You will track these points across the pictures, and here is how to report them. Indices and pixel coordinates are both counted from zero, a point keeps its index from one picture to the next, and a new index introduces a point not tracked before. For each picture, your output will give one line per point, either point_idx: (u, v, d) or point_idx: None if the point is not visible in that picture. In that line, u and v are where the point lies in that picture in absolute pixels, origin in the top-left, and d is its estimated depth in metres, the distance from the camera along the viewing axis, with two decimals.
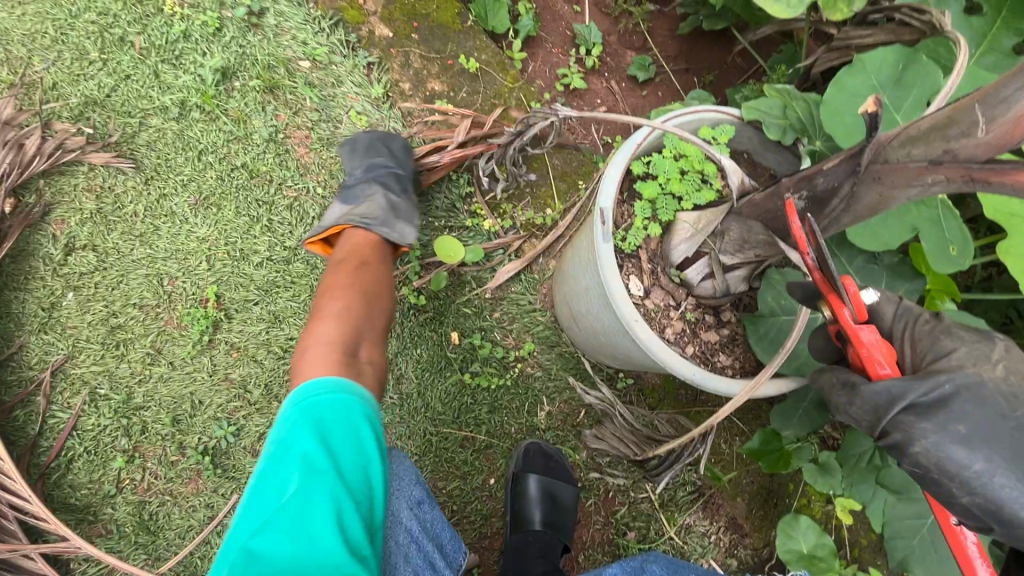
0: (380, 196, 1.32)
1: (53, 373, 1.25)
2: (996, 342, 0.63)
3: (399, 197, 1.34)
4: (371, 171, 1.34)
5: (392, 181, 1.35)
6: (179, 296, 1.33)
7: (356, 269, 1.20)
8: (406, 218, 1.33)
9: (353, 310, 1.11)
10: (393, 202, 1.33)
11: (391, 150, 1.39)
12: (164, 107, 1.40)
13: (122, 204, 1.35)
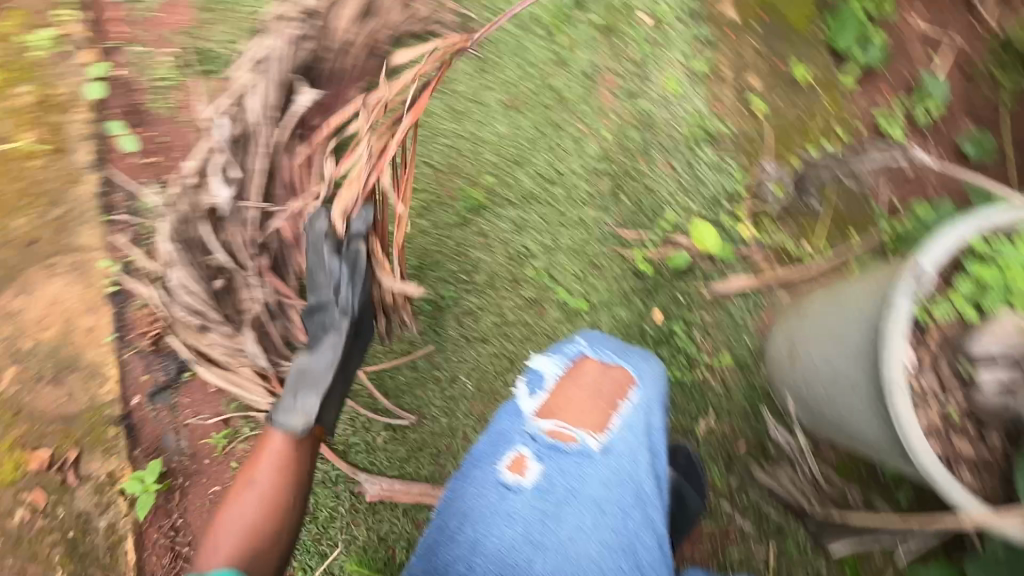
0: (305, 356, 1.27)
1: (354, 190, 1.54)
2: None
3: (329, 355, 1.26)
4: (327, 218, 1.24)
5: (290, 393, 1.27)
6: (462, 173, 1.55)
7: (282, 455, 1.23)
8: (315, 394, 1.25)
9: (275, 509, 1.18)
10: (326, 330, 1.27)
11: (329, 251, 1.23)
12: (519, 14, 1.57)
13: (454, 81, 1.57)
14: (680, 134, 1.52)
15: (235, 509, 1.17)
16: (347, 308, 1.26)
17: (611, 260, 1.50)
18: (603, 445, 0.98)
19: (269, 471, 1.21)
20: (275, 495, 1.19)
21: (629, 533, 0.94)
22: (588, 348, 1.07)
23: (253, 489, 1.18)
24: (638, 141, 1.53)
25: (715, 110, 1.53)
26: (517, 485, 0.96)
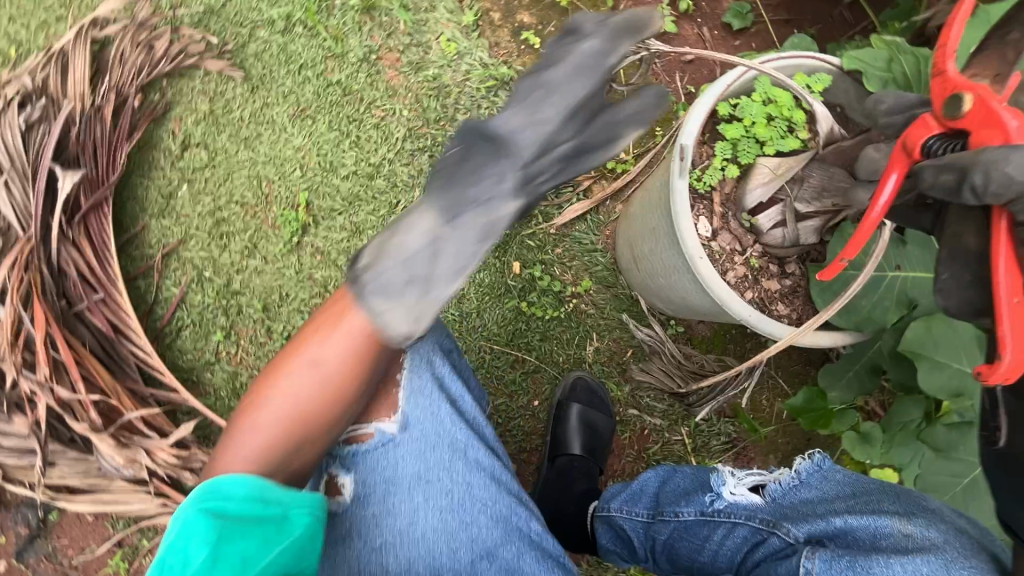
0: (445, 205, 0.71)
1: (168, 254, 1.43)
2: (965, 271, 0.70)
3: (414, 287, 0.69)
4: (527, 104, 0.72)
5: (445, 177, 0.73)
6: (275, 198, 1.47)
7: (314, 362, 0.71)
8: (393, 358, 0.73)
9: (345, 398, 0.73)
10: (492, 196, 0.72)
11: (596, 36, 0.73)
12: (272, 20, 1.50)
13: (231, 109, 1.47)
14: (474, 88, 1.53)
15: (290, 374, 0.71)
16: (525, 174, 0.72)
17: None
18: (398, 422, 0.88)
19: (344, 343, 0.70)
20: (360, 366, 0.71)
21: (462, 487, 0.90)
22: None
23: (315, 368, 0.71)
24: (437, 109, 1.52)
25: (499, 56, 1.55)
26: (334, 512, 0.88)
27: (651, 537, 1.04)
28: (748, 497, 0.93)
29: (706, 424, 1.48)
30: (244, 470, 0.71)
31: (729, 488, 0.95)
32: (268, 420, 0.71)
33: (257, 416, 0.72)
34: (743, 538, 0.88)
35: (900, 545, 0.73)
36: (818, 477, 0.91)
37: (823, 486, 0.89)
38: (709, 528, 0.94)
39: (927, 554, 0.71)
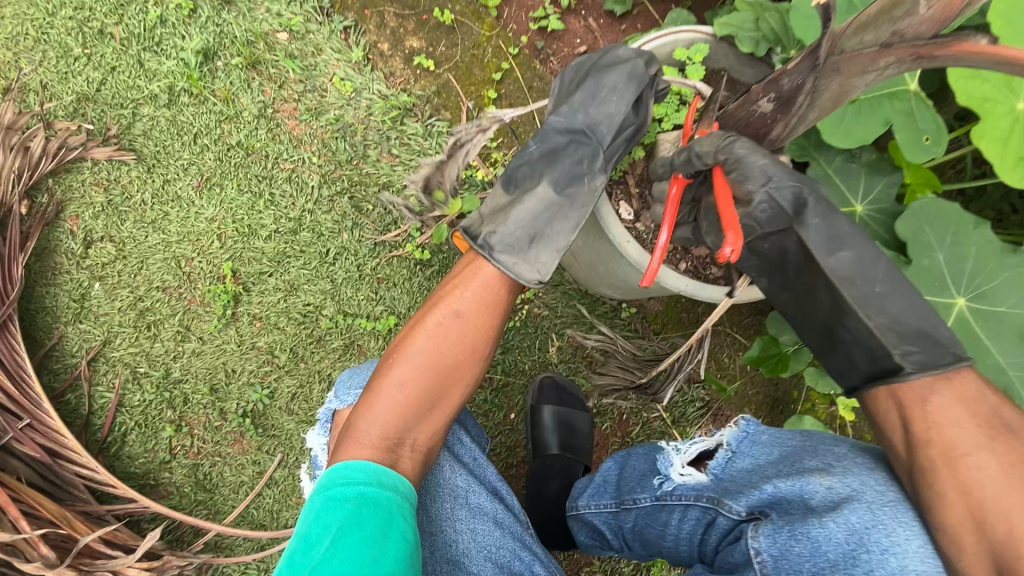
0: (552, 184, 0.94)
1: (94, 359, 1.34)
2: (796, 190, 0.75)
3: (528, 242, 0.94)
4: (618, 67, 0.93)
5: (544, 163, 0.96)
6: (197, 275, 1.40)
7: (446, 324, 0.93)
8: (551, 244, 0.95)
9: (451, 367, 0.93)
10: (584, 174, 0.95)
11: (633, 60, 0.94)
12: (154, 95, 1.44)
13: (130, 194, 1.40)
14: (379, 121, 1.51)
15: (427, 332, 0.93)
16: (608, 155, 0.96)
17: (392, 266, 1.48)
18: None
19: (472, 299, 0.94)
20: (481, 323, 0.95)
21: (466, 535, 0.98)
22: (335, 401, 1.06)
23: (449, 324, 0.93)
24: (347, 149, 1.49)
25: (397, 85, 1.55)
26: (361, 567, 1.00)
27: (617, 523, 1.07)
28: (696, 477, 0.94)
29: (679, 395, 1.52)
30: (370, 441, 0.87)
31: (677, 469, 0.97)
32: (408, 375, 0.91)
33: (405, 361, 0.92)
34: (697, 520, 0.91)
35: (827, 501, 0.75)
36: (749, 444, 0.93)
37: (755, 452, 0.91)
38: (666, 513, 0.96)
39: (853, 504, 0.73)
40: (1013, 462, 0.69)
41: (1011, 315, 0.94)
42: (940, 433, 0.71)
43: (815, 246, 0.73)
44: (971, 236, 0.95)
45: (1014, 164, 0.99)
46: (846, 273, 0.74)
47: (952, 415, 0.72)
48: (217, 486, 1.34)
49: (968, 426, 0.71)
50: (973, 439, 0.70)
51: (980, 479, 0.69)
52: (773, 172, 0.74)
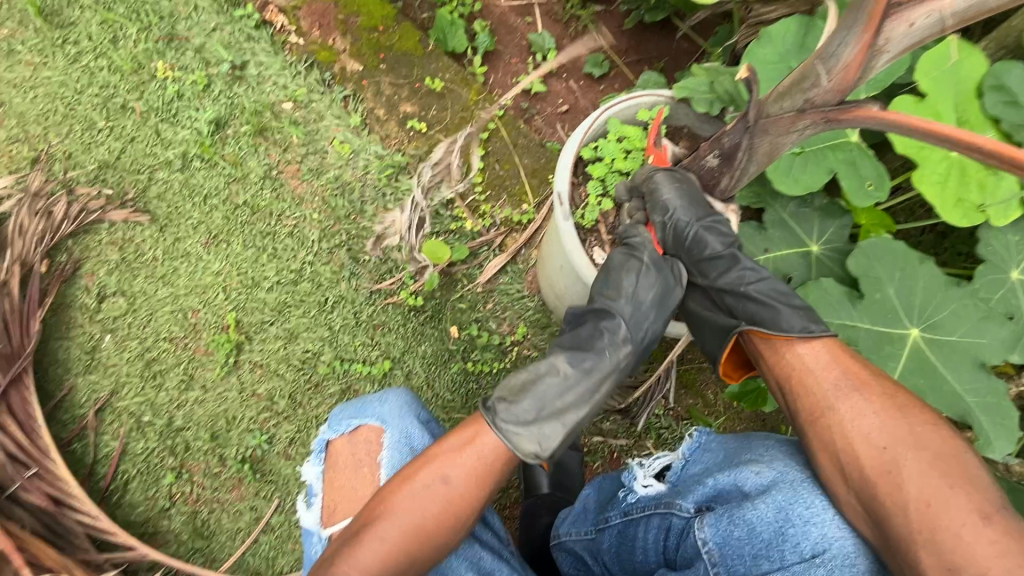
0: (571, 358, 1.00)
1: (102, 408, 1.40)
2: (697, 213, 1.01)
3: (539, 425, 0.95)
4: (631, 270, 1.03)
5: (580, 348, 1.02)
6: (203, 326, 1.48)
7: (435, 484, 0.91)
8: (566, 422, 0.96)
9: (440, 527, 0.90)
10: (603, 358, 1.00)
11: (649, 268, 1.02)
12: (168, 161, 1.57)
13: (143, 252, 1.50)
14: (376, 179, 1.64)
15: (416, 488, 0.91)
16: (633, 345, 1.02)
17: (387, 312, 1.56)
18: None
19: (466, 468, 0.92)
20: (470, 490, 0.91)
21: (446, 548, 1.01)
22: (328, 431, 1.13)
23: (441, 490, 0.91)
24: (346, 206, 1.61)
25: (392, 146, 1.69)
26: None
27: (596, 549, 1.10)
28: (657, 488, 1.02)
29: (667, 432, 1.55)
30: None
31: (640, 481, 1.04)
32: (391, 529, 0.88)
33: (395, 513, 0.89)
34: (658, 526, 0.96)
35: (759, 486, 0.86)
36: (700, 453, 1.03)
37: (706, 459, 1.00)
38: (633, 527, 1.01)
39: (778, 486, 0.84)
40: (858, 411, 0.84)
41: (963, 343, 1.00)
42: (808, 398, 0.89)
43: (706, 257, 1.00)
44: (918, 271, 1.03)
45: (952, 205, 1.08)
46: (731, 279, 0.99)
47: (818, 377, 0.89)
48: (215, 533, 1.37)
49: (827, 387, 0.88)
50: (827, 397, 0.87)
51: (844, 429, 0.84)
52: (674, 204, 1.00)
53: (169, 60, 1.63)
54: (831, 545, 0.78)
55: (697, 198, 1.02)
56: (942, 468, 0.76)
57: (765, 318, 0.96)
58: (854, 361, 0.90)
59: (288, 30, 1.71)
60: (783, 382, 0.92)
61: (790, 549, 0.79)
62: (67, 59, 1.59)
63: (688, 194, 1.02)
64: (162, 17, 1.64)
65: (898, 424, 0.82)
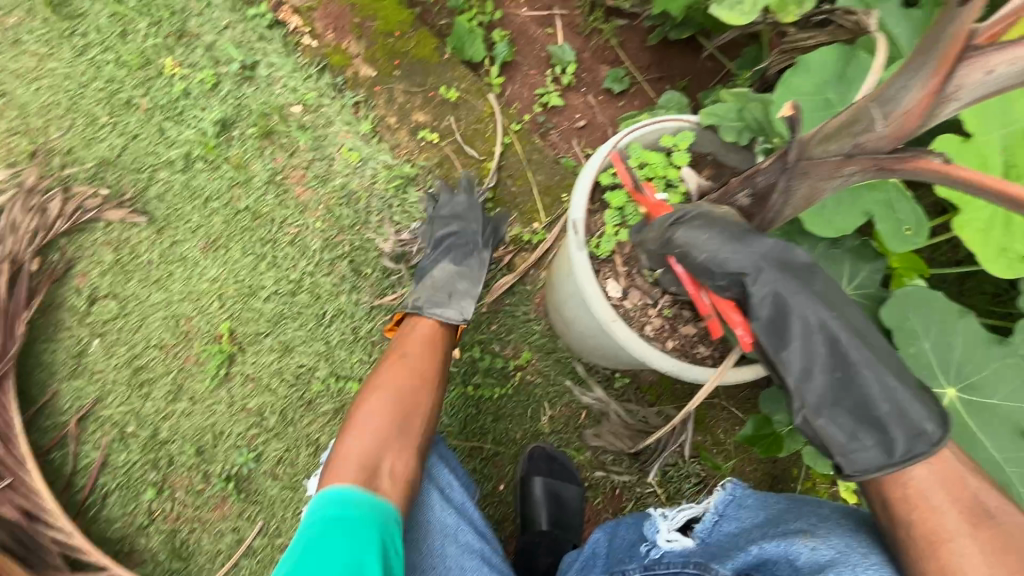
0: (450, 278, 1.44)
1: (85, 416, 1.34)
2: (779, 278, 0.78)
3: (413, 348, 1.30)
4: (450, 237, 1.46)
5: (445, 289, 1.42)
6: (195, 334, 1.42)
7: (398, 365, 1.26)
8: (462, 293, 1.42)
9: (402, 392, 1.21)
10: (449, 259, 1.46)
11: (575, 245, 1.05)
12: (170, 161, 1.52)
13: (138, 254, 1.45)
14: (383, 190, 1.58)
15: (376, 389, 1.21)
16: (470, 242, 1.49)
17: (387, 329, 1.49)
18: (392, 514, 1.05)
19: (416, 345, 1.30)
20: (418, 361, 1.26)
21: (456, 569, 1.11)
22: (330, 449, 1.09)
23: (385, 385, 1.21)
24: (350, 216, 1.55)
25: (401, 155, 1.63)
26: None
27: None
28: (682, 543, 0.97)
29: (673, 470, 1.48)
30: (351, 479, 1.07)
31: (663, 535, 0.99)
32: (371, 422, 1.16)
33: (368, 408, 1.18)
34: None
35: (813, 564, 0.79)
36: (735, 508, 0.97)
37: (741, 517, 0.96)
38: None
39: (836, 568, 0.78)
40: (993, 549, 0.73)
41: (1004, 407, 0.93)
42: (928, 518, 0.75)
43: (793, 337, 0.78)
44: (957, 325, 0.96)
45: (995, 255, 1.00)
46: (822, 366, 0.78)
47: (932, 496, 0.76)
48: (194, 554, 1.31)
49: (944, 512, 0.75)
50: (956, 523, 0.75)
51: (964, 566, 0.73)
52: (753, 264, 0.79)
53: (178, 56, 1.59)
54: None
55: (778, 264, 0.79)
56: None
57: (866, 419, 0.77)
58: (968, 471, 0.78)
59: (301, 31, 1.66)
60: (886, 495, 0.79)
61: None
62: (74, 51, 1.54)
63: (767, 262, 0.79)
64: (174, 12, 1.60)
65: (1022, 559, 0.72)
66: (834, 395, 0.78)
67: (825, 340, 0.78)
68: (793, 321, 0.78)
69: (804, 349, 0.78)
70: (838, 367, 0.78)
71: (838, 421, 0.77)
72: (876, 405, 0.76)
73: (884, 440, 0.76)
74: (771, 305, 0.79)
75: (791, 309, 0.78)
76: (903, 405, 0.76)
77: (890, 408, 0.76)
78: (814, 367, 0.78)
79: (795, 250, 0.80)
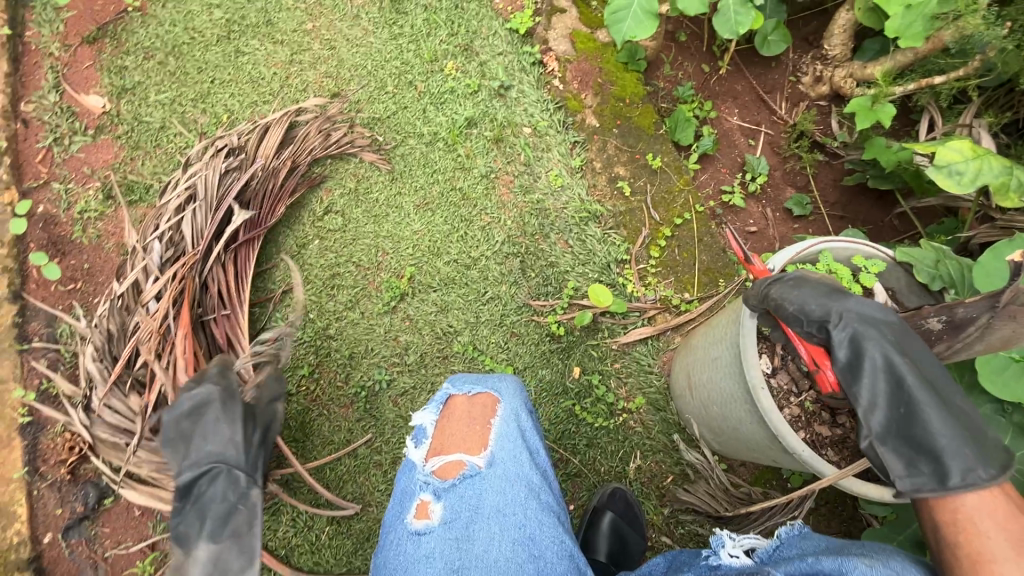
0: (212, 540, 1.21)
1: (286, 292, 1.65)
2: (857, 322, 0.92)
3: (221, 536, 1.21)
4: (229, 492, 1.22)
5: (179, 442, 1.24)
6: (385, 267, 1.71)
7: None
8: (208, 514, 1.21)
9: None
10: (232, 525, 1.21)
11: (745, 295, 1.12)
12: (421, 134, 1.88)
13: (371, 191, 1.79)
14: (569, 216, 1.82)
15: None
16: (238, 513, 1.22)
17: (529, 327, 1.68)
18: (485, 459, 1.15)
19: None
20: None
21: (534, 521, 1.10)
22: (452, 388, 1.28)
23: None
24: (537, 226, 1.80)
25: (595, 195, 1.87)
26: (421, 531, 1.08)
27: None
28: (743, 560, 1.00)
29: None
30: None
31: (726, 549, 1.03)
32: None
33: None
34: None
35: None
36: (797, 539, 1.00)
37: (802, 545, 0.97)
38: None
39: None
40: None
41: None
42: (972, 540, 0.79)
43: (862, 371, 0.90)
44: None
45: None
46: (886, 399, 0.89)
47: (981, 522, 0.79)
48: (313, 435, 1.55)
49: (994, 536, 0.77)
50: (1002, 549, 0.76)
51: None
52: (839, 311, 0.93)
53: (458, 63, 1.98)
54: None
55: (856, 314, 0.92)
56: None
57: (923, 449, 0.85)
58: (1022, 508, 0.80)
59: (554, 75, 2.00)
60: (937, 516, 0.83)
61: None
62: (389, 34, 1.99)
63: (846, 310, 0.93)
64: (468, 30, 2.01)
65: None
66: (894, 424, 0.88)
67: (890, 376, 0.88)
68: (864, 358, 0.90)
69: (873, 383, 0.89)
70: (902, 402, 0.88)
71: (896, 449, 0.87)
72: (934, 438, 0.84)
73: (938, 470, 0.83)
74: (846, 347, 0.91)
75: (864, 349, 0.90)
76: (960, 443, 0.82)
77: (947, 441, 0.83)
78: (877, 397, 0.89)
79: (881, 306, 0.94)
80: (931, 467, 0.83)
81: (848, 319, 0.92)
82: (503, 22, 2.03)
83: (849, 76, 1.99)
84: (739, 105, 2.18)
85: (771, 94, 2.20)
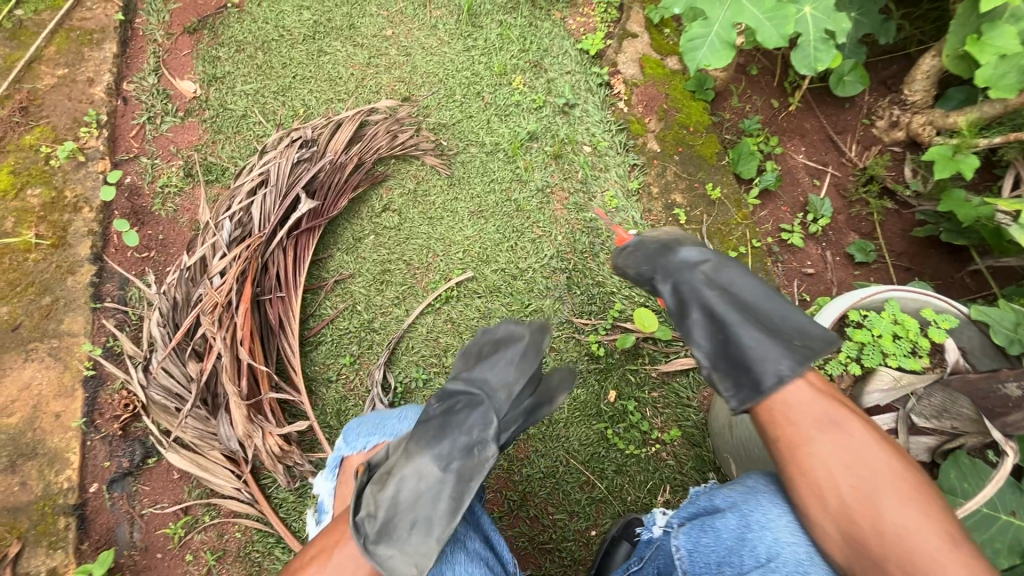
0: (441, 465, 1.00)
1: (337, 282, 1.71)
2: (684, 274, 1.17)
3: (448, 465, 1.01)
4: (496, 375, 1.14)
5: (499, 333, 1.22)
6: (434, 268, 1.75)
7: None
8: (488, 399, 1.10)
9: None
10: (473, 444, 1.04)
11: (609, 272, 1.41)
12: (482, 143, 1.92)
13: (428, 194, 1.84)
14: (621, 239, 1.82)
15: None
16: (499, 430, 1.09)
17: (568, 344, 1.68)
18: None
19: None
20: None
21: None
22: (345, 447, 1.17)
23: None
24: (587, 244, 1.80)
25: (649, 220, 1.86)
26: None
27: None
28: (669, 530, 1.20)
29: None
30: None
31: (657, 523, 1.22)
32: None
33: None
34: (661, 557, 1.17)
35: (725, 502, 1.06)
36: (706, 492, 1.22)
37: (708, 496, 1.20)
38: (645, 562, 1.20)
39: (745, 501, 1.04)
40: (837, 445, 0.96)
41: None
42: (787, 428, 1.01)
43: (687, 313, 1.15)
44: None
45: None
46: (711, 333, 1.12)
47: (795, 401, 1.02)
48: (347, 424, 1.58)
49: (802, 418, 1.00)
50: (807, 426, 0.99)
51: (816, 462, 0.96)
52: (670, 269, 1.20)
53: (526, 79, 2.01)
54: (783, 551, 0.96)
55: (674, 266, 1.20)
56: (917, 498, 0.90)
57: (741, 362, 1.07)
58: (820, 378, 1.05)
59: (619, 97, 2.00)
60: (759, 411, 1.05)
61: (749, 553, 0.97)
62: (462, 46, 2.04)
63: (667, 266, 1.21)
64: (539, 48, 2.04)
65: (865, 461, 0.94)
66: (719, 348, 1.11)
67: (707, 309, 1.13)
68: (688, 301, 1.15)
69: (698, 316, 1.13)
70: (721, 330, 1.11)
71: (723, 370, 1.09)
72: (745, 351, 1.07)
73: (754, 375, 1.05)
74: (673, 297, 1.18)
75: (687, 293, 1.16)
76: (765, 347, 1.05)
77: (754, 349, 1.06)
78: (701, 329, 1.13)
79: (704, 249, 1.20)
80: (750, 377, 1.05)
81: (675, 271, 1.19)
82: (574, 44, 2.06)
83: (929, 124, 1.90)
84: (805, 143, 2.12)
85: (841, 136, 2.13)
